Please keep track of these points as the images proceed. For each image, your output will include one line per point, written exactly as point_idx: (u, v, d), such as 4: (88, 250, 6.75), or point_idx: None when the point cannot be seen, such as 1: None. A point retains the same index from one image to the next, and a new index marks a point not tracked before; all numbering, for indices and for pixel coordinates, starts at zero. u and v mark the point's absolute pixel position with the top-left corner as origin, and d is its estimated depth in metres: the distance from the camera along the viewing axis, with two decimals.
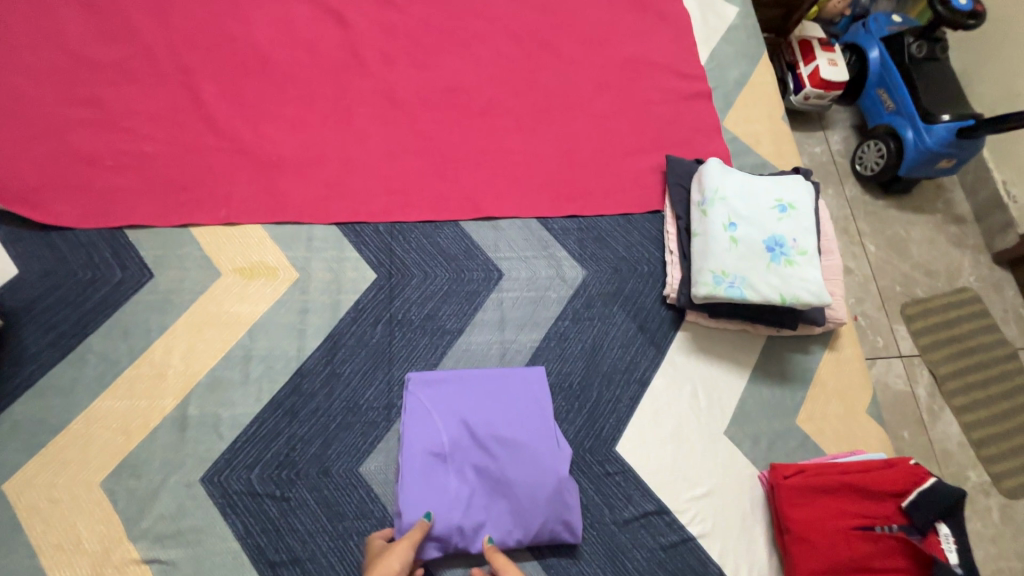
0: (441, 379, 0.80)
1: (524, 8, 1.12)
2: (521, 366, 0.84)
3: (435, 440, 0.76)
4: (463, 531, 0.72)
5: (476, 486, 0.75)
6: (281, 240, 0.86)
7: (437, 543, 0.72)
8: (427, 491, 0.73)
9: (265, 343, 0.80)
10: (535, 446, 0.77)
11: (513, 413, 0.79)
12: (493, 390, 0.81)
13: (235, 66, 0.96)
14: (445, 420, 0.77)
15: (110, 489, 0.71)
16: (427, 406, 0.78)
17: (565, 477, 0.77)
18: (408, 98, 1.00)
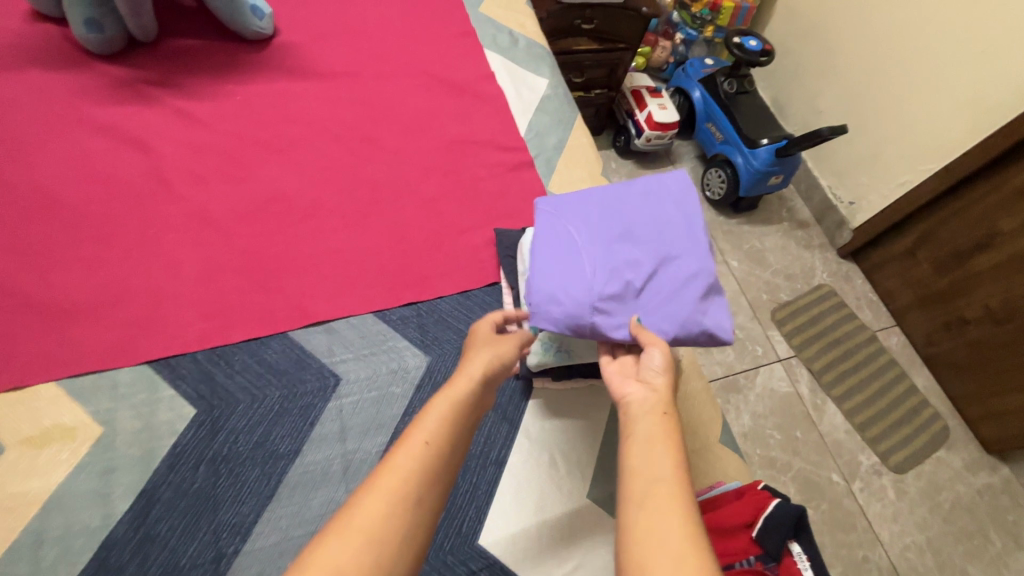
0: (567, 208, 0.85)
1: (340, 105, 1.14)
2: (659, 182, 0.87)
3: (564, 243, 0.81)
4: (594, 314, 0.75)
5: (606, 285, 0.76)
6: (78, 396, 0.78)
7: (565, 315, 0.76)
8: (556, 276, 0.78)
9: (62, 520, 0.71)
10: (654, 256, 0.80)
11: (661, 220, 0.83)
12: (633, 191, 0.86)
13: (16, 211, 0.89)
14: (571, 222, 0.83)
15: None
16: (555, 214, 0.85)
17: (691, 291, 0.78)
18: (220, 215, 0.96)
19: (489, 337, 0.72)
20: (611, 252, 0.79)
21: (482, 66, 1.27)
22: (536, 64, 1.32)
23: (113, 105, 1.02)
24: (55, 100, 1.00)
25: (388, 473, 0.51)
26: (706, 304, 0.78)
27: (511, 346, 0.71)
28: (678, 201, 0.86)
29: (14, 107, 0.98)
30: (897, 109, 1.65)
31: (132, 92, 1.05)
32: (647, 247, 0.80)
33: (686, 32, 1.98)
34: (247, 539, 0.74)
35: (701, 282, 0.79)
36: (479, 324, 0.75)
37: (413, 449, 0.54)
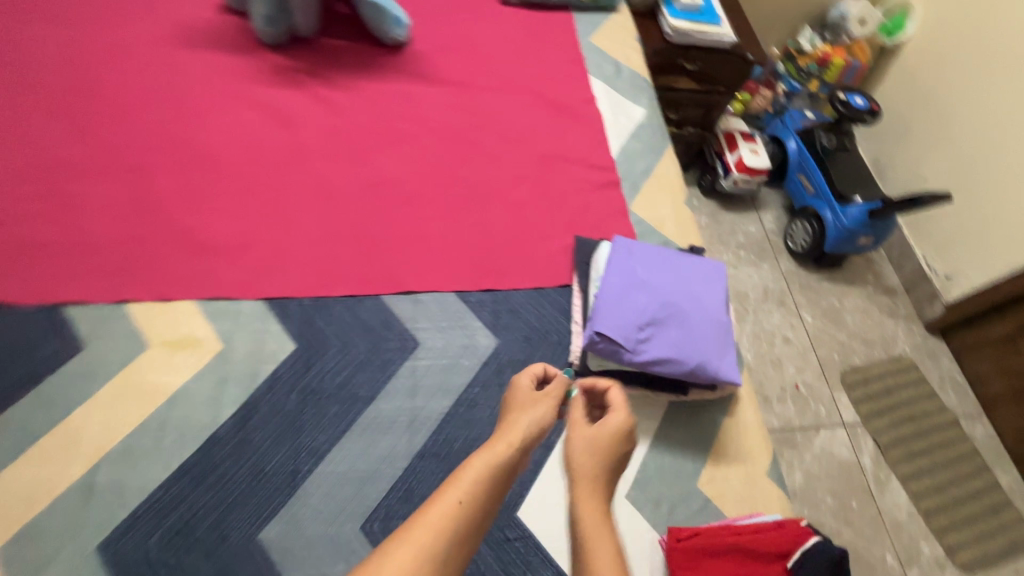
0: (639, 253, 0.98)
1: (455, 110, 1.27)
2: (712, 263, 1.01)
3: (630, 279, 0.93)
4: (638, 346, 0.88)
5: (654, 326, 0.89)
6: (209, 315, 0.94)
7: (618, 339, 0.87)
8: (619, 306, 0.90)
9: (181, 412, 0.85)
10: (700, 311, 0.92)
11: (706, 287, 0.96)
12: (691, 258, 0.99)
13: (187, 160, 1.08)
14: (639, 264, 0.96)
15: (6, 558, 0.72)
16: (628, 253, 0.97)
17: (719, 349, 0.91)
18: (342, 187, 1.11)
19: (530, 394, 0.73)
20: (665, 298, 0.92)
21: (586, 91, 1.37)
22: (636, 95, 1.41)
23: (273, 86, 1.22)
24: (229, 78, 1.21)
25: (420, 527, 0.55)
26: (729, 364, 0.90)
27: (551, 406, 0.71)
28: (724, 276, 1.00)
29: (201, 78, 1.19)
30: (1010, 186, 1.57)
31: (288, 78, 1.25)
32: (695, 304, 0.93)
33: (788, 83, 2.00)
34: (319, 463, 0.84)
35: (727, 346, 0.92)
36: (521, 376, 0.77)
37: (447, 507, 0.57)
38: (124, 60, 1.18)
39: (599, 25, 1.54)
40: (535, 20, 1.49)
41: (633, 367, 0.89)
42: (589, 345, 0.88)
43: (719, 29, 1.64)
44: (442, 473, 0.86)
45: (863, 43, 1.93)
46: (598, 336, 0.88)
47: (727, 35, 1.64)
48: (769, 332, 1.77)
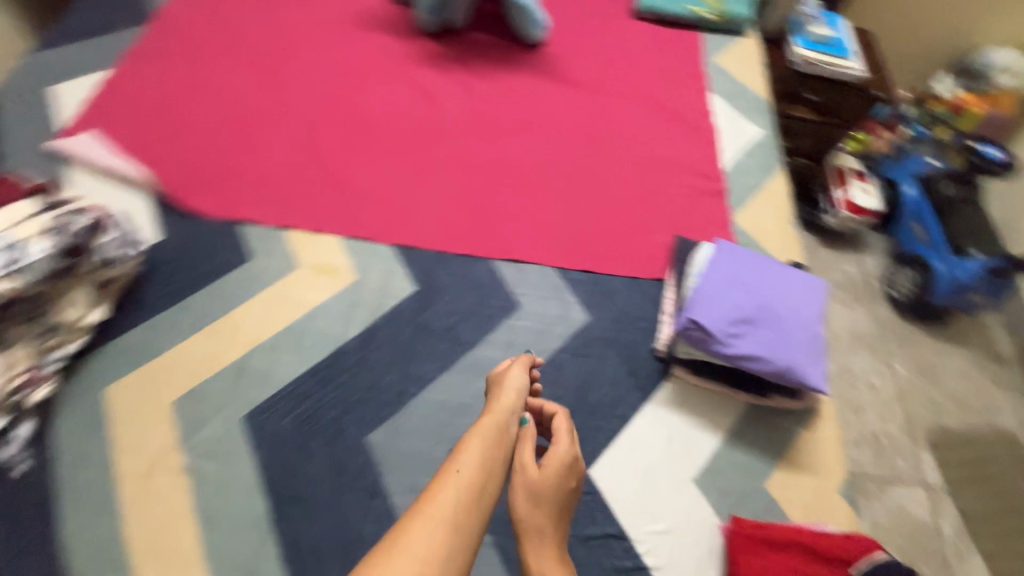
0: (741, 257, 1.02)
1: (577, 107, 1.39)
2: (813, 277, 1.03)
3: (730, 279, 0.98)
4: (730, 339, 0.92)
5: (748, 324, 0.94)
6: (350, 250, 1.10)
7: (711, 330, 0.92)
8: (717, 300, 0.95)
9: (318, 323, 1.00)
10: (796, 319, 0.95)
11: (804, 298, 0.99)
12: (793, 270, 1.02)
13: (347, 123, 1.28)
14: (741, 267, 1.00)
15: (177, 408, 0.89)
16: (730, 256, 1.02)
17: (809, 357, 0.94)
18: (469, 163, 1.26)
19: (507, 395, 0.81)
20: (762, 301, 0.96)
21: (703, 106, 1.43)
22: (753, 114, 1.44)
23: (424, 70, 1.40)
24: (389, 61, 1.41)
25: (434, 502, 0.60)
26: (816, 373, 0.93)
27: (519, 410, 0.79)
28: (824, 293, 1.02)
29: (367, 58, 1.40)
30: None
31: (437, 64, 1.42)
32: (791, 311, 0.96)
33: (915, 128, 1.92)
34: (424, 388, 0.96)
35: (817, 356, 0.95)
36: (498, 376, 0.85)
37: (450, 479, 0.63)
38: (310, 37, 1.42)
39: (727, 46, 1.59)
40: (664, 36, 1.57)
41: (720, 359, 0.94)
42: (682, 330, 0.94)
43: (847, 61, 1.63)
44: None
45: (1010, 95, 1.84)
46: (692, 324, 0.93)
47: (856, 68, 1.63)
48: (855, 375, 1.69)
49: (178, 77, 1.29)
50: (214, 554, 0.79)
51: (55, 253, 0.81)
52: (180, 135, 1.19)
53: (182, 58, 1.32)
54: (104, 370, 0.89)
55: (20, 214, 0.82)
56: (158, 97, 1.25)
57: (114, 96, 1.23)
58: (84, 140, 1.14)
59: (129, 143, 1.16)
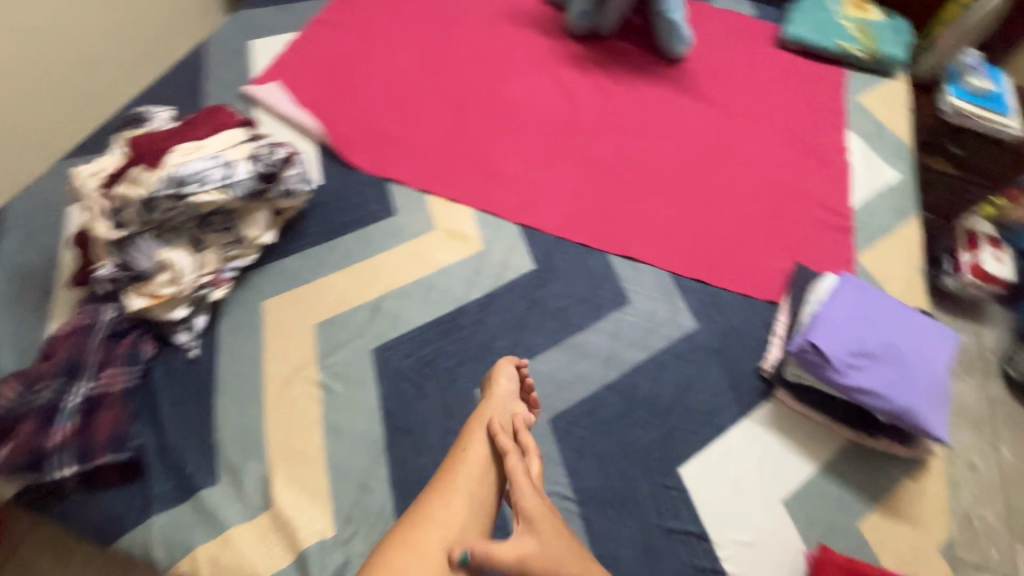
0: (868, 293, 1.00)
1: (707, 127, 1.42)
2: (944, 326, 1.00)
3: (855, 312, 0.97)
4: (847, 371, 0.92)
5: (869, 359, 0.92)
6: (480, 222, 1.19)
7: (829, 358, 0.92)
8: (840, 329, 0.94)
9: (444, 282, 1.09)
10: (922, 363, 0.93)
11: (933, 344, 0.96)
12: (924, 315, 0.99)
13: (491, 109, 1.38)
14: (868, 302, 0.99)
15: (318, 330, 1.00)
16: (857, 290, 1.01)
17: (930, 404, 0.91)
18: (597, 163, 1.33)
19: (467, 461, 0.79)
20: (887, 339, 0.94)
21: (840, 141, 1.41)
22: (893, 157, 1.40)
23: (566, 71, 1.49)
24: (536, 56, 1.50)
25: None
26: (936, 421, 0.90)
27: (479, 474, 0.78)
28: (954, 344, 0.99)
29: (516, 53, 1.50)
30: None
31: (579, 66, 1.50)
32: (917, 355, 0.93)
33: None
34: (532, 358, 1.02)
35: (938, 405, 0.92)
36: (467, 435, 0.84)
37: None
38: (467, 26, 1.54)
39: (872, 86, 1.55)
40: (806, 68, 1.56)
41: (833, 388, 0.93)
42: (796, 351, 0.94)
43: (1004, 118, 1.54)
44: (623, 408, 0.99)
45: None
46: (810, 346, 0.93)
47: (1013, 126, 1.53)
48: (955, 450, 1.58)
49: (350, 46, 1.44)
50: (332, 462, 0.88)
51: (256, 176, 0.93)
52: (348, 97, 1.34)
53: (356, 30, 1.47)
54: (266, 286, 1.03)
55: (233, 139, 0.95)
56: (332, 61, 1.40)
57: (296, 54, 1.39)
58: (269, 89, 1.30)
59: (304, 97, 1.31)
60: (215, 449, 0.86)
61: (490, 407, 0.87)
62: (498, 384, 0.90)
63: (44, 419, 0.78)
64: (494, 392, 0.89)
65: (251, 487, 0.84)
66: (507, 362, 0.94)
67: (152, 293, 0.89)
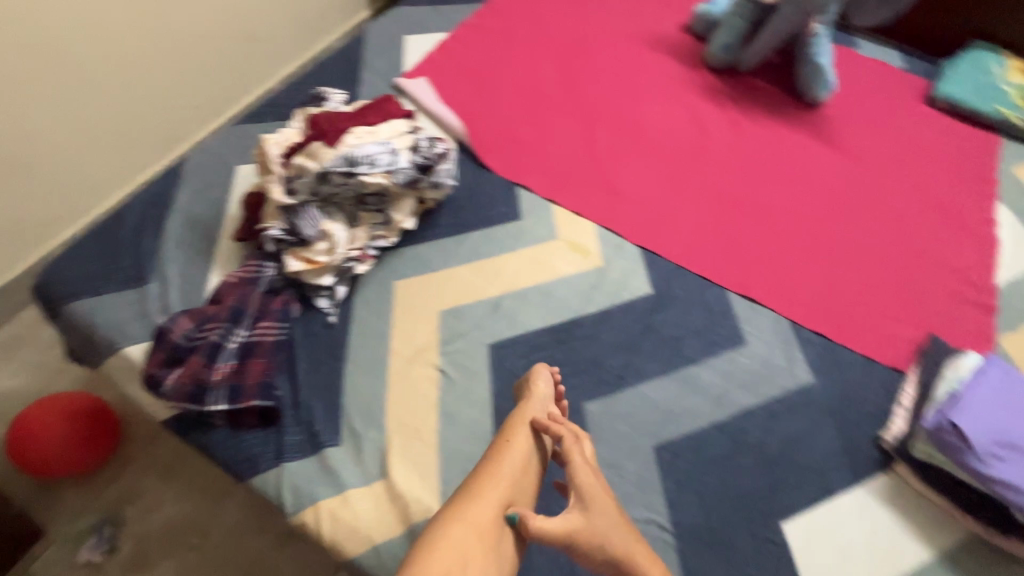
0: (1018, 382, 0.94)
1: (842, 176, 1.37)
2: None
3: (1003, 399, 0.91)
4: (990, 461, 0.86)
5: (1016, 453, 0.86)
6: (601, 238, 1.20)
7: (972, 443, 0.86)
8: (986, 415, 0.88)
9: (562, 291, 1.11)
10: None
11: None
12: None
13: (622, 129, 1.39)
14: (1017, 392, 0.92)
15: (441, 317, 1.05)
16: (1006, 376, 0.94)
17: None
18: (724, 196, 1.31)
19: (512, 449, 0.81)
20: None
21: (988, 212, 1.32)
22: None
23: (701, 101, 1.48)
24: (671, 84, 1.51)
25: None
26: None
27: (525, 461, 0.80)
28: None
29: (652, 76, 1.52)
30: None
31: (714, 100, 1.49)
32: None
33: None
34: (641, 382, 1.03)
35: None
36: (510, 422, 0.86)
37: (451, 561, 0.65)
38: (607, 45, 1.56)
39: None
40: (957, 131, 1.47)
41: (967, 475, 0.88)
42: (933, 429, 0.89)
43: None
44: (728, 449, 0.97)
45: None
46: (949, 426, 0.88)
47: None
48: None
49: (495, 52, 1.50)
50: (444, 447, 0.91)
51: (415, 165, 1.00)
52: (488, 100, 1.40)
53: (501, 36, 1.53)
54: (399, 268, 1.09)
55: (398, 128, 1.01)
56: (477, 64, 1.47)
57: (445, 52, 1.47)
58: (418, 84, 1.38)
59: (449, 96, 1.39)
60: (341, 413, 0.92)
61: (529, 409, 0.87)
62: (537, 388, 0.90)
63: (209, 355, 0.87)
64: (533, 396, 0.89)
65: (369, 455, 0.89)
66: (543, 367, 0.94)
67: (309, 258, 0.96)
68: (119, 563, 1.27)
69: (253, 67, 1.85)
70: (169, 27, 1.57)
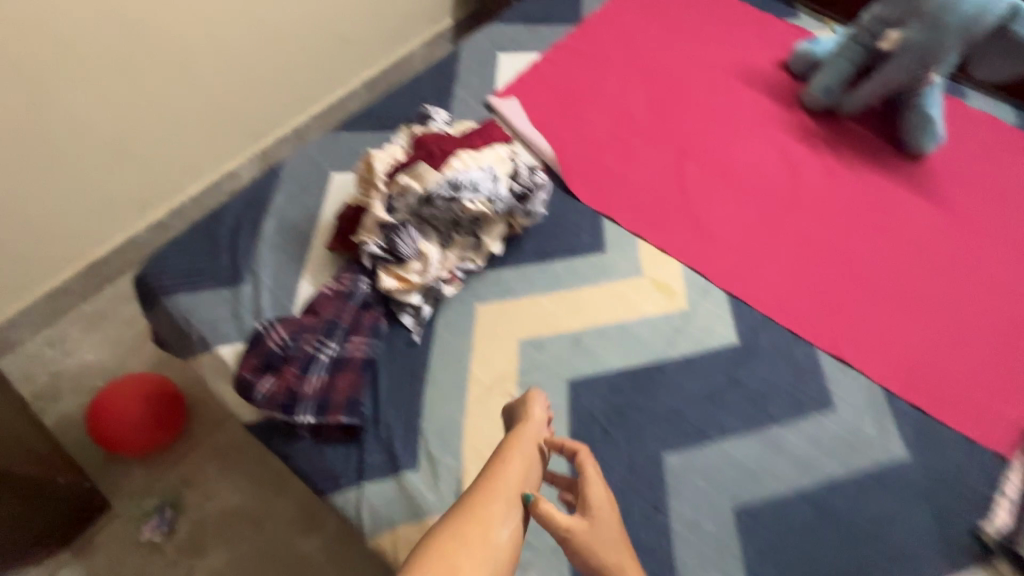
0: None
1: (946, 235, 1.29)
2: None
3: None
4: None
5: None
6: (687, 280, 1.16)
7: None
8: None
9: (645, 332, 1.08)
10: None
11: None
12: None
13: (711, 165, 1.35)
14: None
15: (520, 347, 1.03)
16: None
17: None
18: (816, 246, 1.25)
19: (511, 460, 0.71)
20: None
21: None
22: None
23: (796, 141, 1.42)
24: (764, 120, 1.45)
25: None
26: None
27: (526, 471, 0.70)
28: None
29: (744, 111, 1.46)
30: None
31: (808, 140, 1.42)
32: None
33: None
34: (722, 437, 0.99)
35: None
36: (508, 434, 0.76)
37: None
38: (699, 76, 1.52)
39: None
40: None
41: None
42: None
43: None
44: (813, 521, 0.93)
45: None
46: None
47: None
48: None
49: (585, 75, 1.48)
50: None
51: (514, 194, 1.00)
52: (576, 124, 1.38)
53: (593, 60, 1.51)
54: (482, 291, 1.08)
55: (500, 154, 1.01)
56: (566, 86, 1.45)
57: (536, 73, 1.46)
58: (508, 103, 1.38)
59: (537, 117, 1.37)
60: (419, 436, 0.91)
61: (527, 430, 0.76)
62: (534, 411, 0.80)
63: (302, 366, 0.89)
64: (529, 418, 0.79)
65: (446, 483, 0.88)
66: (538, 393, 0.84)
67: (403, 276, 0.97)
68: (177, 545, 1.30)
69: (337, 67, 1.88)
70: (265, 25, 1.60)
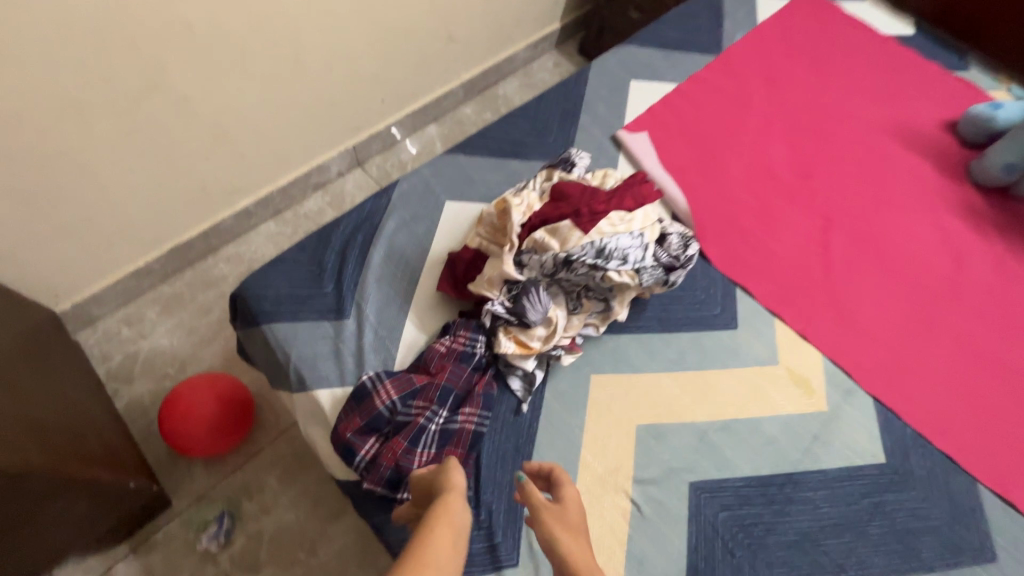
0: None
1: None
2: None
3: None
4: None
5: None
6: (828, 376, 1.02)
7: None
8: None
9: (778, 435, 0.95)
10: None
11: None
12: None
13: (862, 238, 1.18)
14: None
15: (638, 434, 0.92)
16: None
17: None
18: (983, 352, 1.07)
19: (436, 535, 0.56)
20: None
21: None
22: None
23: (960, 221, 1.23)
24: (924, 193, 1.27)
25: None
26: None
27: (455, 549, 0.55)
28: None
29: (902, 179, 1.28)
30: None
31: (976, 222, 1.23)
32: None
33: None
34: None
35: None
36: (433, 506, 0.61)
37: None
38: (851, 131, 1.34)
39: None
40: None
41: None
42: None
43: None
44: None
45: None
46: None
47: None
48: None
49: (723, 114, 1.33)
50: None
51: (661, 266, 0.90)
52: (710, 172, 1.23)
53: (733, 98, 1.36)
54: (599, 361, 0.97)
55: (649, 217, 0.92)
56: (701, 125, 1.30)
57: (669, 107, 1.32)
58: (639, 140, 1.25)
59: (668, 158, 1.24)
60: (521, 524, 0.82)
61: (453, 503, 0.61)
62: (454, 480, 0.64)
63: (412, 438, 0.81)
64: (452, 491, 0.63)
65: None
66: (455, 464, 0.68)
67: (523, 341, 0.88)
68: (231, 558, 1.26)
69: (440, 68, 1.78)
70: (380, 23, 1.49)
